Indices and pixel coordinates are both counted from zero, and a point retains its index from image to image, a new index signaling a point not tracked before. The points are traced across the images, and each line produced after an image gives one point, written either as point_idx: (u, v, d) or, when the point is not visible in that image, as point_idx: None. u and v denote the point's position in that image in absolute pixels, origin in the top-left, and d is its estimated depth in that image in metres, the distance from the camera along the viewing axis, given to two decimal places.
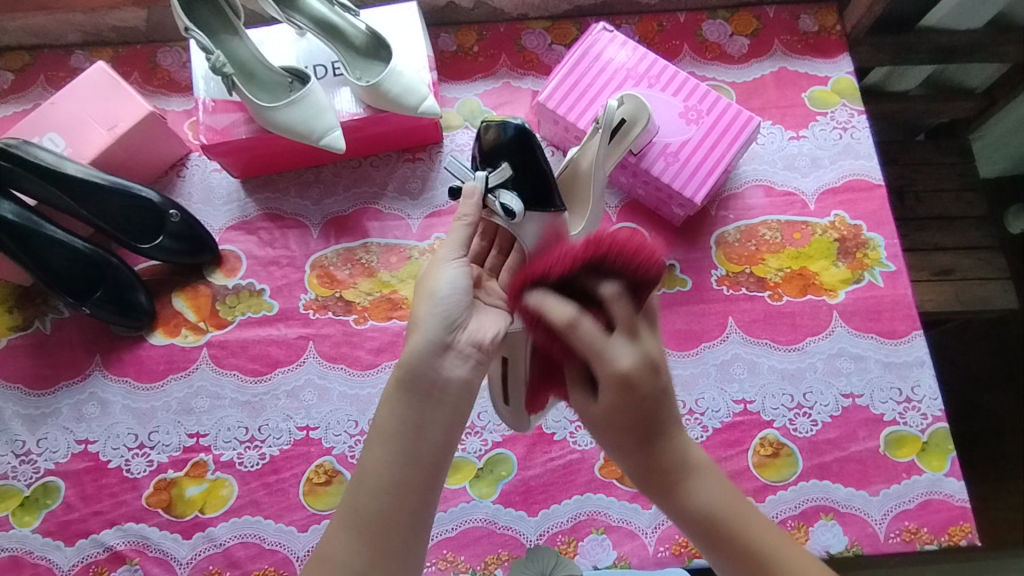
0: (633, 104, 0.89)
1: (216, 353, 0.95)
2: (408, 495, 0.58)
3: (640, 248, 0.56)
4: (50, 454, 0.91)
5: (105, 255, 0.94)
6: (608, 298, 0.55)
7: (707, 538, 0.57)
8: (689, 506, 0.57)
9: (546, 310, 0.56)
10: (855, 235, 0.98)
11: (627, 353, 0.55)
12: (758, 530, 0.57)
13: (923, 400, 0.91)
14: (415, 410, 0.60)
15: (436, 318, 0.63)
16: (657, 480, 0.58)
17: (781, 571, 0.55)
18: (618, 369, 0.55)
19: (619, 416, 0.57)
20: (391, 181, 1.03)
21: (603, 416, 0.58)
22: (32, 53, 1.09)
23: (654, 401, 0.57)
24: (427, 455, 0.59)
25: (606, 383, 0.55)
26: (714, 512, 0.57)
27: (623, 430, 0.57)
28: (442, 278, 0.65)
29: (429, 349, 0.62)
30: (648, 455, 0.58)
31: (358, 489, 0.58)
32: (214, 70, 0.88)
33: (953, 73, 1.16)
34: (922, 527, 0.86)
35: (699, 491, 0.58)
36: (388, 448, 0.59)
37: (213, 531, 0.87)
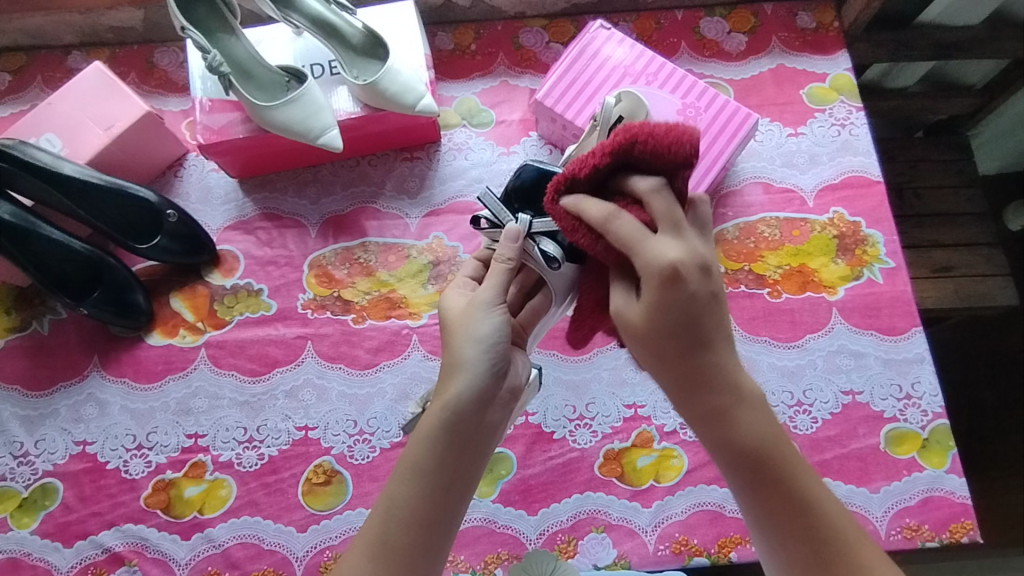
0: (631, 100, 0.88)
1: (214, 353, 0.95)
2: (437, 531, 0.57)
3: (675, 133, 0.52)
4: (48, 455, 0.91)
5: (103, 255, 0.94)
6: (642, 192, 0.53)
7: (749, 470, 0.53)
8: (729, 431, 0.53)
9: (582, 208, 0.55)
10: (855, 232, 0.98)
11: (670, 246, 0.51)
12: (797, 468, 0.54)
13: (924, 397, 0.91)
14: (452, 451, 0.59)
15: (479, 358, 0.62)
16: (701, 395, 0.53)
17: (818, 513, 0.53)
18: (659, 260, 0.51)
19: (662, 317, 0.52)
20: (389, 180, 1.03)
21: (643, 322, 0.53)
22: (29, 53, 1.09)
23: (702, 308, 0.51)
24: (457, 491, 0.58)
25: (645, 278, 0.51)
26: (760, 444, 0.53)
27: (662, 336, 0.52)
28: (485, 325, 0.63)
29: (475, 394, 0.60)
30: (692, 365, 0.53)
31: (390, 516, 0.56)
32: (212, 69, 0.87)
33: (951, 69, 1.15)
34: (923, 524, 0.86)
35: (744, 417, 0.53)
36: (423, 480, 0.57)
37: (212, 532, 0.87)
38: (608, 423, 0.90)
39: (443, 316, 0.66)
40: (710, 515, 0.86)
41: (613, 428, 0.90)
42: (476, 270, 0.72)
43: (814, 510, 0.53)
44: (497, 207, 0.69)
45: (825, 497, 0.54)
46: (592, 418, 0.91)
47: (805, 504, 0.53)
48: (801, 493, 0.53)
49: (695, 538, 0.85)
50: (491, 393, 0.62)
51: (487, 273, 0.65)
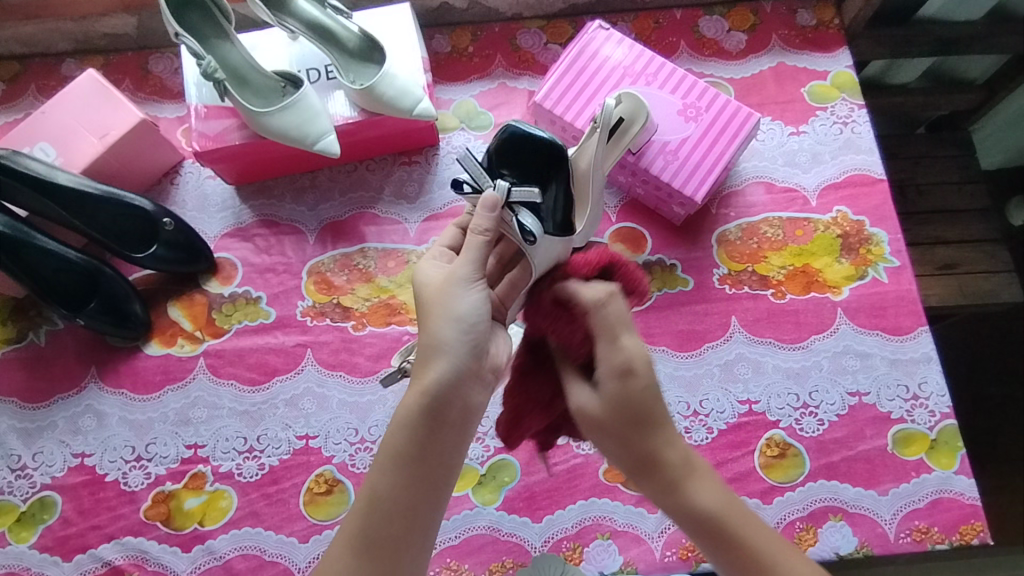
0: (631, 102, 0.87)
1: (213, 362, 0.94)
2: (418, 516, 0.58)
3: (636, 272, 0.66)
4: (46, 468, 0.90)
5: (99, 264, 0.92)
6: (609, 290, 0.60)
7: (710, 536, 0.57)
8: (689, 504, 0.57)
9: (570, 291, 0.61)
10: (858, 231, 0.97)
11: (632, 344, 0.58)
12: (753, 530, 0.57)
13: (931, 397, 0.90)
14: (430, 434, 0.59)
15: (456, 339, 0.61)
16: (659, 478, 0.58)
17: (783, 574, 0.55)
18: (619, 356, 0.58)
19: (617, 409, 0.57)
20: (388, 185, 1.02)
21: (604, 411, 0.58)
22: (22, 62, 1.08)
23: (653, 398, 0.58)
24: (439, 472, 0.59)
25: (607, 372, 0.58)
26: (717, 513, 0.57)
27: (619, 424, 0.57)
28: (461, 305, 0.61)
29: (453, 375, 0.60)
30: (648, 449, 0.58)
31: (374, 508, 0.57)
32: (206, 76, 0.86)
33: (952, 65, 1.14)
34: (933, 527, 0.85)
35: (698, 489, 0.58)
36: (405, 467, 0.58)
37: (213, 543, 0.86)
38: None
39: (418, 292, 0.64)
40: None
41: None
42: (455, 240, 0.72)
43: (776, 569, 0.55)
44: (476, 171, 0.69)
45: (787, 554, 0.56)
46: None
47: (770, 565, 0.55)
48: (767, 556, 0.56)
49: None
50: (470, 370, 0.61)
51: (464, 247, 0.64)
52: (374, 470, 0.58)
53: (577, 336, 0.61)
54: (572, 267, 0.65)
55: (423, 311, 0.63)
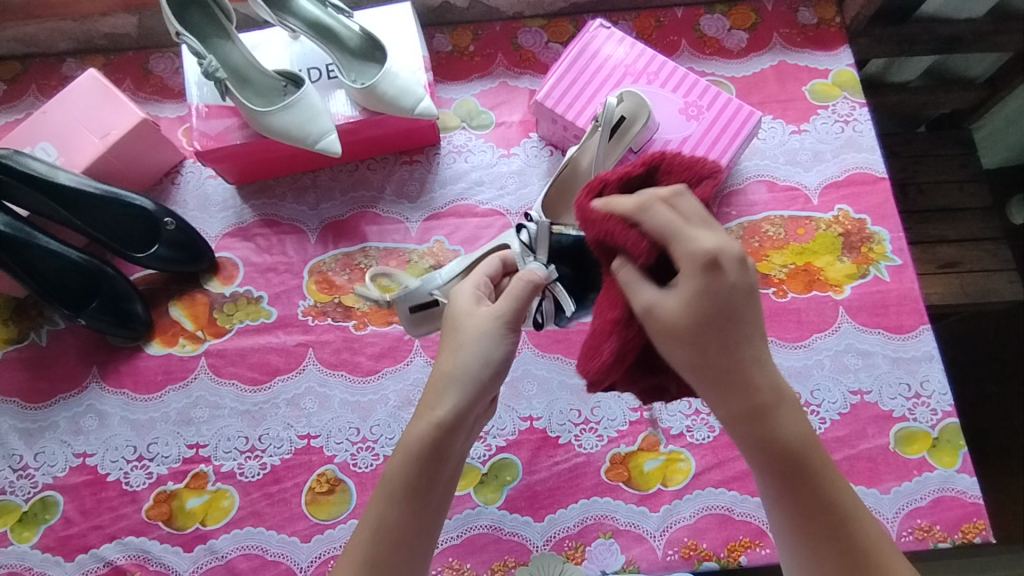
0: (633, 100, 0.88)
1: (214, 362, 0.94)
2: (417, 543, 0.58)
3: (694, 161, 0.59)
4: (48, 468, 0.90)
5: (101, 265, 0.92)
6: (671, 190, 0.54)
7: (785, 471, 0.53)
8: (773, 431, 0.53)
9: (613, 202, 0.55)
10: (860, 229, 0.97)
11: (709, 236, 0.52)
12: (828, 473, 0.54)
13: (933, 396, 0.90)
14: (434, 469, 0.58)
15: (467, 377, 0.59)
16: (743, 399, 0.52)
17: (849, 521, 0.54)
18: (702, 247, 0.51)
19: (702, 310, 0.51)
20: (389, 184, 1.02)
21: (681, 314, 0.51)
22: (23, 62, 1.08)
23: (739, 297, 0.51)
24: (435, 505, 0.59)
25: (686, 266, 0.51)
26: (799, 445, 0.53)
27: (699, 328, 0.51)
28: (477, 346, 0.60)
29: (461, 413, 0.59)
30: (732, 364, 0.52)
31: (377, 541, 0.57)
32: (207, 75, 0.86)
33: (953, 63, 1.14)
34: (935, 525, 0.85)
35: (784, 419, 0.53)
36: (407, 499, 0.58)
37: (215, 543, 0.86)
38: (614, 426, 0.89)
39: (451, 317, 0.62)
40: (719, 519, 0.85)
41: (619, 432, 0.89)
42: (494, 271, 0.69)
43: (842, 517, 0.54)
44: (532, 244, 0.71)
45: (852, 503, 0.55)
46: (597, 422, 0.89)
47: (837, 508, 0.54)
48: (836, 502, 0.54)
49: (704, 542, 0.84)
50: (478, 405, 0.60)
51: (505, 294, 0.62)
52: (378, 503, 0.59)
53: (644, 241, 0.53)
54: (608, 177, 0.60)
55: (453, 338, 0.61)
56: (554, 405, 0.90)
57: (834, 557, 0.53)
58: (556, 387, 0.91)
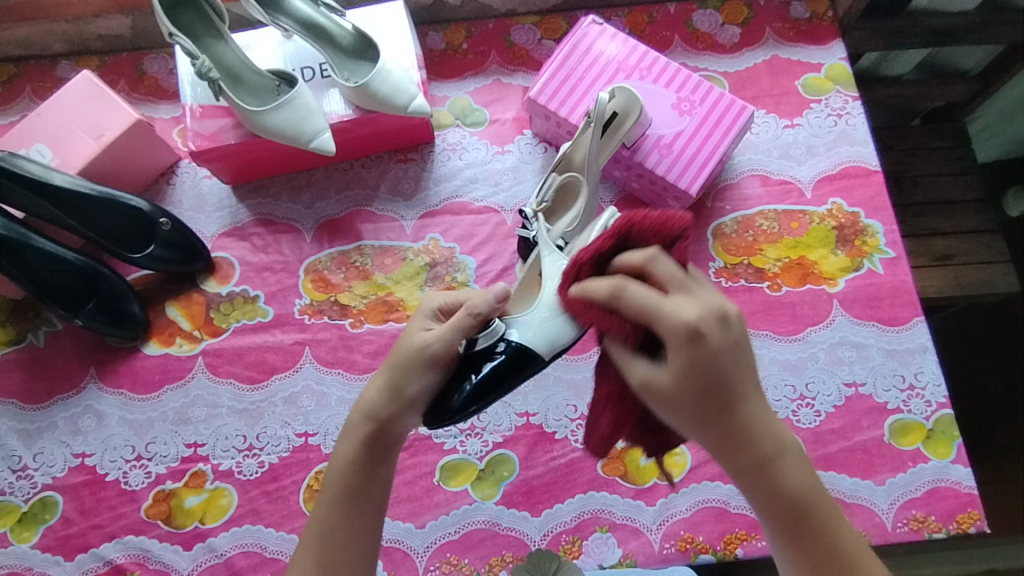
0: (625, 95, 0.88)
1: (212, 361, 0.94)
2: (360, 542, 0.60)
3: (663, 222, 0.60)
4: (47, 468, 0.90)
5: (97, 265, 0.92)
6: (643, 260, 0.56)
7: (787, 521, 0.54)
8: (775, 484, 0.54)
9: (588, 289, 0.57)
10: (854, 222, 0.98)
11: (688, 306, 0.52)
12: (833, 523, 0.55)
13: (927, 387, 0.90)
14: (370, 469, 0.62)
15: (404, 391, 0.63)
16: (740, 454, 0.54)
17: (846, 564, 0.54)
18: (682, 319, 0.52)
19: (691, 379, 0.52)
20: (383, 182, 1.02)
21: (673, 384, 0.53)
22: (17, 64, 1.08)
23: (728, 360, 0.52)
24: (377, 505, 0.62)
25: (672, 342, 0.52)
26: (800, 493, 0.54)
27: (695, 394, 0.52)
28: (415, 370, 0.63)
29: (389, 420, 0.62)
30: (727, 425, 0.53)
31: (324, 540, 0.60)
32: (200, 75, 0.86)
33: (946, 56, 1.14)
34: (930, 516, 0.85)
35: (781, 469, 0.54)
36: (345, 503, 0.61)
37: (214, 541, 0.86)
38: None
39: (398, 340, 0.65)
40: (715, 513, 0.85)
41: None
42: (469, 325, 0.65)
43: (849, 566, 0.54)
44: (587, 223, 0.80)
45: (856, 547, 0.55)
46: None
47: (843, 556, 0.54)
48: (839, 548, 0.54)
49: (700, 535, 0.85)
50: (406, 417, 0.64)
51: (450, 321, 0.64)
52: (321, 507, 0.61)
53: (623, 325, 0.56)
54: (581, 257, 0.62)
55: (391, 361, 0.64)
56: (550, 400, 0.90)
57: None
58: (552, 382, 0.91)
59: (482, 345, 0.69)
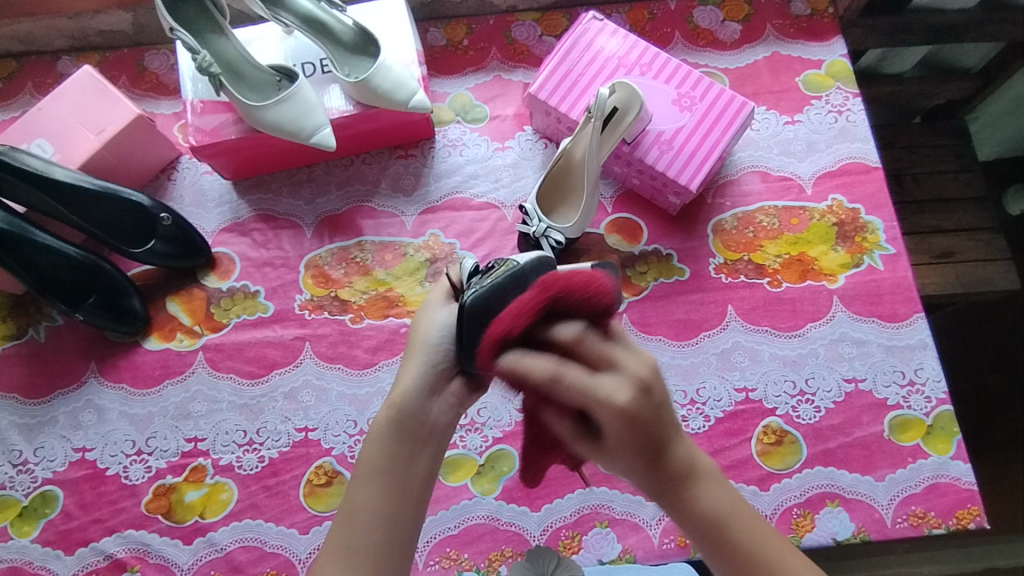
0: (625, 91, 0.89)
1: (212, 356, 0.94)
2: (396, 525, 0.55)
3: (592, 288, 0.49)
4: (47, 463, 0.90)
5: (97, 260, 0.92)
6: (569, 339, 0.48)
7: (712, 541, 0.54)
8: (691, 510, 0.54)
9: (522, 364, 0.46)
10: (854, 219, 0.98)
11: (619, 382, 0.48)
12: (754, 535, 0.54)
13: (927, 383, 0.90)
14: (399, 445, 0.58)
15: (425, 348, 0.61)
16: (663, 487, 0.53)
17: (778, 572, 0.53)
18: (618, 400, 0.47)
19: (626, 442, 0.50)
20: (384, 178, 1.02)
21: (620, 441, 0.50)
22: (18, 60, 1.08)
23: (662, 411, 0.50)
24: (409, 484, 0.57)
25: (608, 418, 0.47)
26: (721, 512, 0.54)
27: (635, 449, 0.50)
28: (433, 321, 0.63)
29: (416, 392, 0.59)
30: (657, 465, 0.52)
31: (351, 522, 0.55)
32: (201, 70, 0.86)
33: (946, 54, 1.14)
34: (929, 512, 0.85)
35: (694, 496, 0.54)
36: (376, 482, 0.56)
37: (214, 536, 0.87)
38: None
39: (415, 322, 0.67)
40: None
41: None
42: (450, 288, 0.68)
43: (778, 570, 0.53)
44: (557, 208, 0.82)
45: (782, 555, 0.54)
46: None
47: (769, 566, 0.53)
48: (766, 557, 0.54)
49: None
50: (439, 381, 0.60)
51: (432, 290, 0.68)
52: (352, 487, 0.57)
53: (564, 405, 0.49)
54: (503, 328, 0.46)
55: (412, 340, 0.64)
56: None
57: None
58: None
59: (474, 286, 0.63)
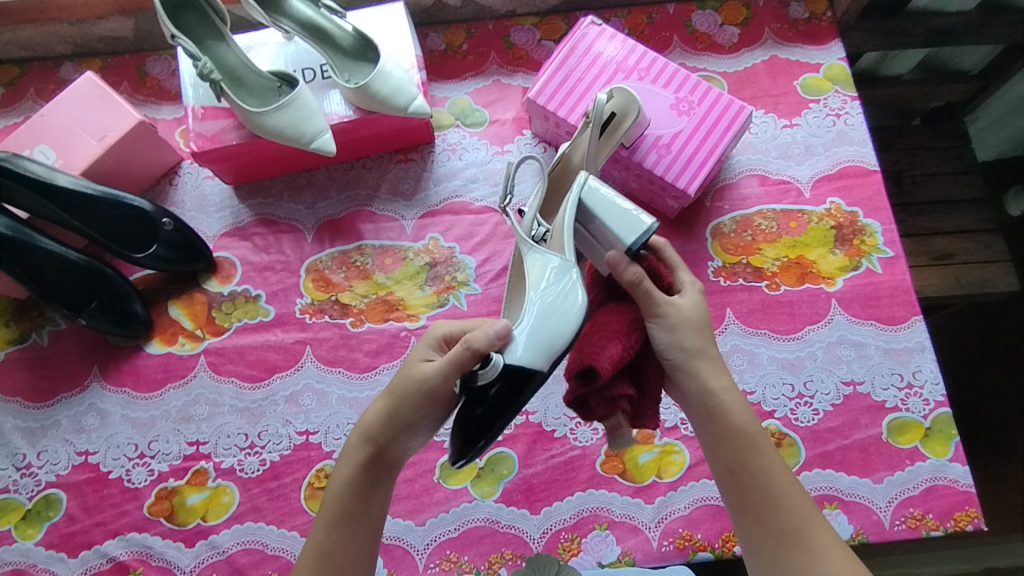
0: (622, 96, 0.89)
1: (213, 360, 0.95)
2: (362, 563, 0.63)
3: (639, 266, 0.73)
4: (51, 466, 0.91)
5: (100, 265, 0.93)
6: (658, 243, 0.70)
7: (736, 443, 0.64)
8: (722, 409, 0.65)
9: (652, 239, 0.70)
10: (852, 222, 0.98)
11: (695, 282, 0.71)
12: (774, 459, 0.64)
13: (925, 386, 0.91)
14: (366, 493, 0.64)
15: (399, 417, 0.63)
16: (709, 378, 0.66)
17: (783, 494, 0.62)
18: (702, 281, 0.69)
19: (700, 315, 0.67)
20: (384, 182, 1.03)
21: (690, 314, 0.66)
22: (21, 66, 1.09)
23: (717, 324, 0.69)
24: (373, 528, 0.65)
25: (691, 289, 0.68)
26: (749, 427, 0.65)
27: (695, 330, 0.66)
28: (410, 390, 0.62)
29: (385, 443, 0.64)
30: (710, 354, 0.66)
31: (320, 562, 0.62)
32: (202, 76, 0.87)
33: (946, 56, 1.15)
34: (928, 514, 0.85)
35: (729, 403, 0.65)
36: (342, 527, 0.63)
37: (216, 538, 0.87)
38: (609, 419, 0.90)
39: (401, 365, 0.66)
40: (714, 510, 0.86)
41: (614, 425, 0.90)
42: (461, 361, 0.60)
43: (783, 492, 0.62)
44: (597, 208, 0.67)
45: (792, 490, 0.63)
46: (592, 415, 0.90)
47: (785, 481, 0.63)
48: (778, 482, 0.62)
49: (699, 533, 0.85)
50: (406, 440, 0.65)
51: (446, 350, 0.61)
52: (319, 529, 0.64)
53: (667, 283, 0.69)
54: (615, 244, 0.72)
55: (391, 388, 0.65)
56: (549, 399, 0.91)
57: (772, 535, 0.61)
58: (553, 381, 0.92)
59: (481, 381, 0.62)
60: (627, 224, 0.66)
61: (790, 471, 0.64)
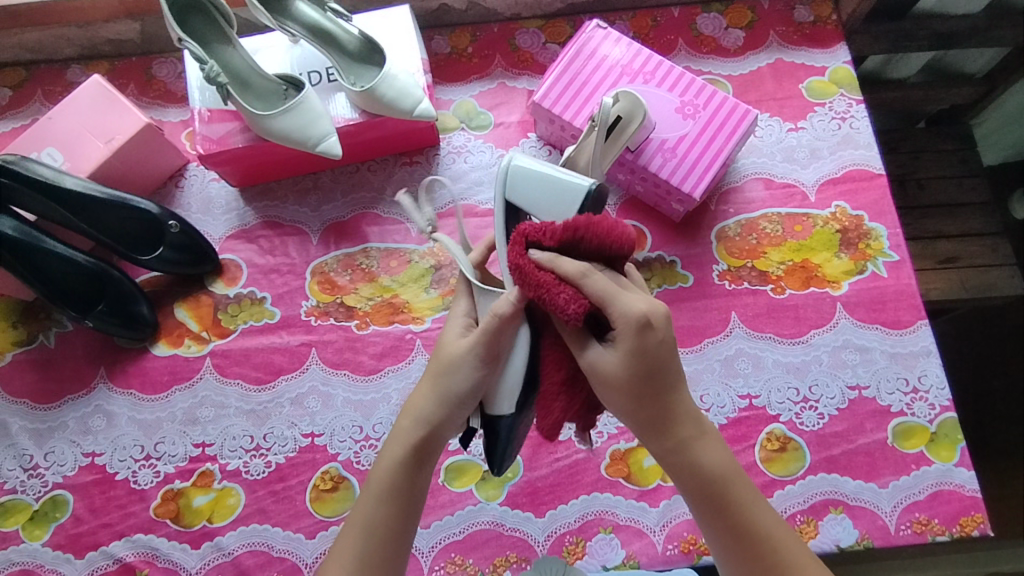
0: (628, 101, 0.88)
1: (219, 362, 0.95)
2: (403, 541, 0.61)
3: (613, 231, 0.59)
4: (58, 467, 0.91)
5: (106, 267, 0.94)
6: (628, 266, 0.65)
7: (709, 497, 0.59)
8: (688, 465, 0.59)
9: (558, 262, 0.58)
10: (857, 226, 0.98)
11: (638, 299, 0.56)
12: (750, 502, 0.59)
13: (931, 390, 0.90)
14: (414, 470, 0.63)
15: (449, 395, 0.64)
16: (668, 432, 0.59)
17: (774, 542, 0.58)
18: (634, 310, 0.55)
19: (637, 363, 0.56)
20: (389, 185, 1.03)
21: (621, 369, 0.56)
22: (28, 68, 1.10)
23: (670, 350, 0.57)
24: (417, 506, 0.63)
25: (622, 328, 0.56)
26: (718, 474, 0.59)
27: (638, 387, 0.57)
28: (457, 373, 0.64)
29: (433, 417, 0.64)
30: (667, 402, 0.58)
31: (366, 535, 0.60)
32: (209, 80, 0.87)
33: (951, 59, 1.14)
34: (933, 519, 0.85)
35: (699, 453, 0.59)
36: (393, 502, 0.61)
37: (222, 540, 0.87)
38: (614, 423, 0.90)
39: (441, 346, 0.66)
40: None
41: (619, 428, 0.90)
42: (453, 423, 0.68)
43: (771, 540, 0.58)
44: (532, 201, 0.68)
45: (781, 530, 0.59)
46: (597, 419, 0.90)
47: (762, 535, 0.58)
48: (762, 527, 0.59)
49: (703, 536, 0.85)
50: (452, 421, 0.65)
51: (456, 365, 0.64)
52: (363, 503, 0.62)
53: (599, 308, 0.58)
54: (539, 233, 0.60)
55: (435, 367, 0.65)
56: None
57: None
58: None
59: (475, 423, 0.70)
60: (565, 199, 0.67)
61: (770, 509, 0.60)
